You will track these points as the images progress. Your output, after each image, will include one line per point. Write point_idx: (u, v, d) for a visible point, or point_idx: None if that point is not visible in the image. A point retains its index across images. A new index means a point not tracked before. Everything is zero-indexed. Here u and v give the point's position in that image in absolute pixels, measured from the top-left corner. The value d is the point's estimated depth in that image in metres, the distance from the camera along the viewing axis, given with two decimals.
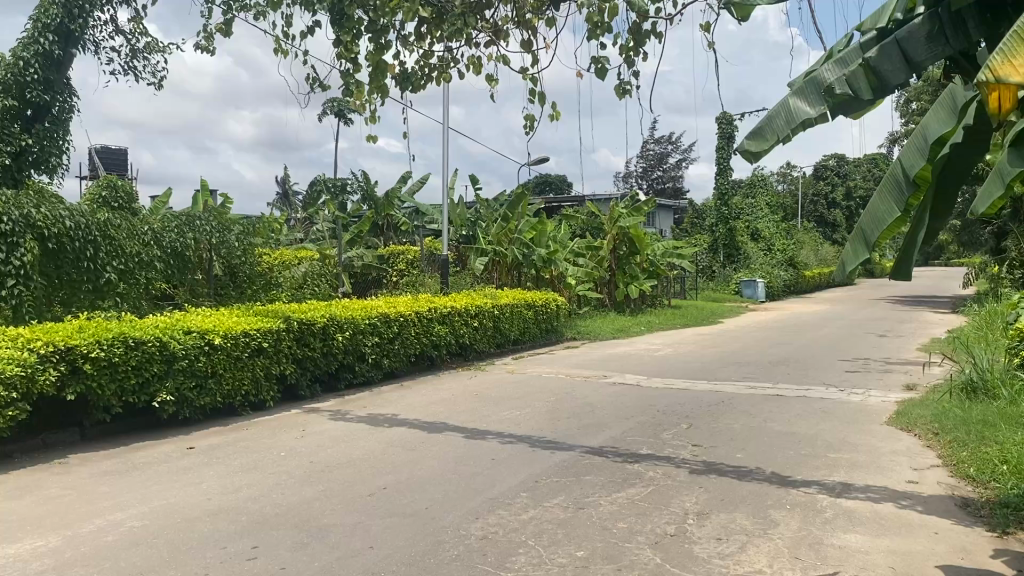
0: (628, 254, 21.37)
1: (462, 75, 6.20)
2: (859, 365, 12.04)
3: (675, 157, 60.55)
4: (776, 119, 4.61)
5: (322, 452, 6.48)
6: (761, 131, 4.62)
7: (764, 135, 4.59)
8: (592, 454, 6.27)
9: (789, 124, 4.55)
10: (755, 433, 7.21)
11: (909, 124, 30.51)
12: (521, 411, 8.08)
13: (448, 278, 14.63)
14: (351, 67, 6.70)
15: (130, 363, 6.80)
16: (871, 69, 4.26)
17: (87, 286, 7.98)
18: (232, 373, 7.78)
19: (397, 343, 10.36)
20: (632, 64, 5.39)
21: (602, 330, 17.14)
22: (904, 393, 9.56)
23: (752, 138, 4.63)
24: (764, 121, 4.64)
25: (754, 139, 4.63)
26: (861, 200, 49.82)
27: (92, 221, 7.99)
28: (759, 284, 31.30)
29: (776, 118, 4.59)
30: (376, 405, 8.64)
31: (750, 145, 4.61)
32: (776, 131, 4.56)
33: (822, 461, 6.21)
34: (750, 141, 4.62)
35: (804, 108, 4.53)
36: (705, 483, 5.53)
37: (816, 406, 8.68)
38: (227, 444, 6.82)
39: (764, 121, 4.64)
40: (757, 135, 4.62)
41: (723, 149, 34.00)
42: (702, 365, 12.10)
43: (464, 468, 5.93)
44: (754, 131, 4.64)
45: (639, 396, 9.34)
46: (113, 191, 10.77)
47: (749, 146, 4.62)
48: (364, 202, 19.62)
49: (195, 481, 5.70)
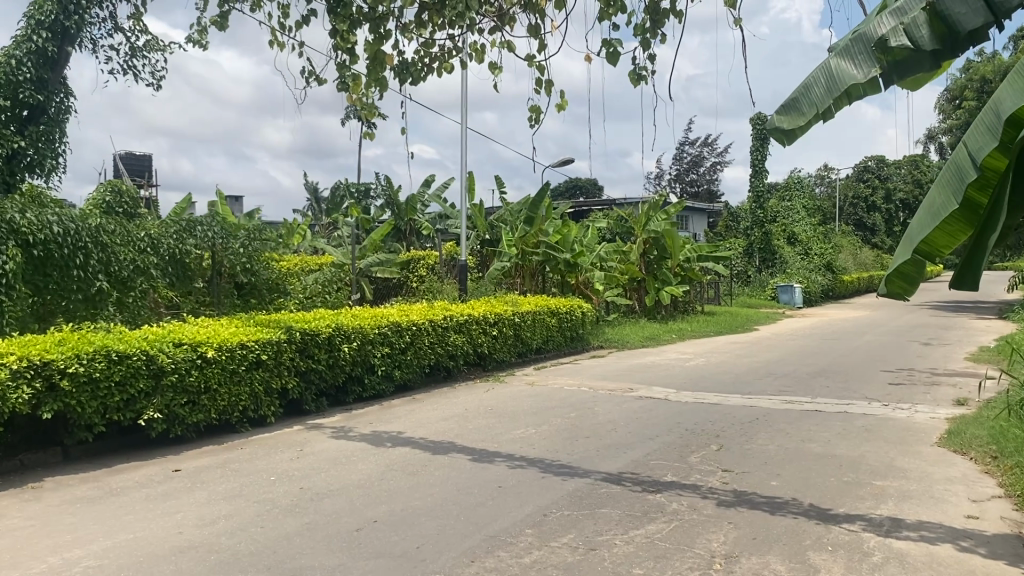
0: (658, 258, 20.76)
1: (464, 64, 5.78)
2: (903, 377, 11.29)
3: (709, 160, 59.58)
4: (813, 88, 4.23)
5: (316, 476, 5.96)
6: (795, 105, 4.28)
7: (799, 110, 4.25)
8: (609, 482, 5.67)
9: (827, 92, 4.15)
10: (792, 455, 6.56)
11: (950, 122, 29.44)
12: (537, 430, 7.50)
13: (468, 284, 14.14)
14: (347, 59, 6.39)
15: (113, 379, 6.34)
16: (937, 14, 3.82)
17: (78, 294, 7.58)
18: (227, 387, 7.30)
19: (409, 353, 9.83)
20: (648, 48, 4.87)
21: (630, 338, 16.52)
22: (955, 408, 8.82)
23: (786, 113, 4.31)
24: (801, 92, 4.27)
25: (788, 115, 4.30)
26: (901, 203, 48.51)
27: (82, 227, 7.57)
28: (795, 289, 30.41)
29: (813, 87, 4.20)
30: (384, 421, 8.12)
31: (783, 121, 4.29)
32: (815, 102, 4.19)
33: (868, 489, 5.55)
34: (783, 118, 4.31)
35: (849, 71, 4.09)
36: (734, 517, 4.91)
37: (858, 424, 7.99)
38: (216, 466, 6.34)
39: (799, 93, 4.29)
40: (791, 110, 4.28)
41: (757, 150, 33.18)
42: (734, 377, 11.43)
43: (467, 497, 5.38)
44: (790, 104, 4.30)
45: (665, 412, 8.71)
46: (117, 196, 10.43)
47: (783, 124, 4.31)
48: (386, 206, 19.23)
49: (172, 511, 5.21)
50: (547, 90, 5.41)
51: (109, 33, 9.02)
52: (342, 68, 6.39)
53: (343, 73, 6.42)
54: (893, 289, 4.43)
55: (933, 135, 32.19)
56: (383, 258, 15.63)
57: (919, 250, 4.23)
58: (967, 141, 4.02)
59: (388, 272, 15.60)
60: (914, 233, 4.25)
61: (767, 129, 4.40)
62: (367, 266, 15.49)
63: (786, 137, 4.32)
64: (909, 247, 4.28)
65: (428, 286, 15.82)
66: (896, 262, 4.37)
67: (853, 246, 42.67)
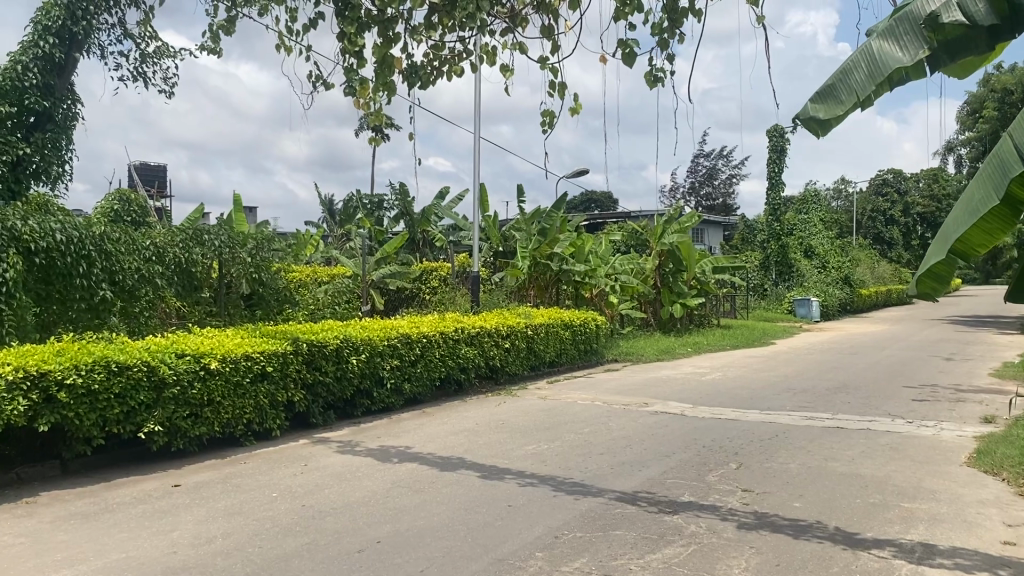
0: (674, 270, 20.51)
1: (475, 67, 5.57)
2: (927, 393, 10.98)
3: (725, 172, 59.28)
4: (852, 74, 4.17)
5: (319, 493, 5.75)
6: (833, 93, 4.20)
7: (836, 98, 4.16)
8: (624, 502, 5.42)
9: (869, 79, 4.10)
10: (816, 475, 6.29)
11: (971, 134, 29.03)
12: (549, 446, 7.26)
13: (480, 296, 13.94)
14: (355, 62, 6.22)
15: (112, 391, 6.17)
16: None
17: (81, 303, 7.42)
18: (231, 400, 7.12)
19: (420, 366, 9.62)
20: (666, 48, 4.66)
21: (645, 351, 16.25)
22: (982, 427, 8.52)
23: (823, 102, 4.21)
24: (837, 80, 4.21)
25: (825, 103, 4.21)
26: (919, 217, 48.02)
27: (86, 235, 7.42)
28: (813, 303, 30.04)
29: (854, 73, 4.14)
30: (392, 436, 7.90)
31: (821, 110, 4.18)
32: (856, 88, 4.13)
33: (896, 512, 5.28)
34: (820, 107, 4.21)
35: (894, 54, 4.09)
36: (756, 541, 4.65)
37: (882, 442, 7.70)
38: (218, 481, 6.13)
39: (835, 82, 4.21)
40: (829, 98, 4.19)
41: (774, 163, 32.87)
42: (753, 392, 11.14)
43: (475, 517, 5.15)
44: (826, 93, 4.22)
45: (681, 428, 8.45)
46: (125, 205, 10.35)
47: (819, 114, 4.20)
48: (399, 217, 19.11)
49: (167, 529, 5.01)
50: (561, 94, 5.20)
51: (118, 40, 8.93)
52: (349, 72, 6.25)
53: (351, 77, 6.27)
54: (923, 288, 4.24)
55: (951, 146, 31.82)
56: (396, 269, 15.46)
57: (953, 250, 3.95)
58: (1014, 133, 3.75)
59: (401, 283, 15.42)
60: (950, 231, 3.97)
61: (800, 120, 4.29)
62: (379, 277, 15.34)
63: (823, 127, 4.23)
64: (942, 246, 4.00)
65: (440, 297, 15.63)
66: (929, 261, 4.09)
67: (871, 259, 42.24)
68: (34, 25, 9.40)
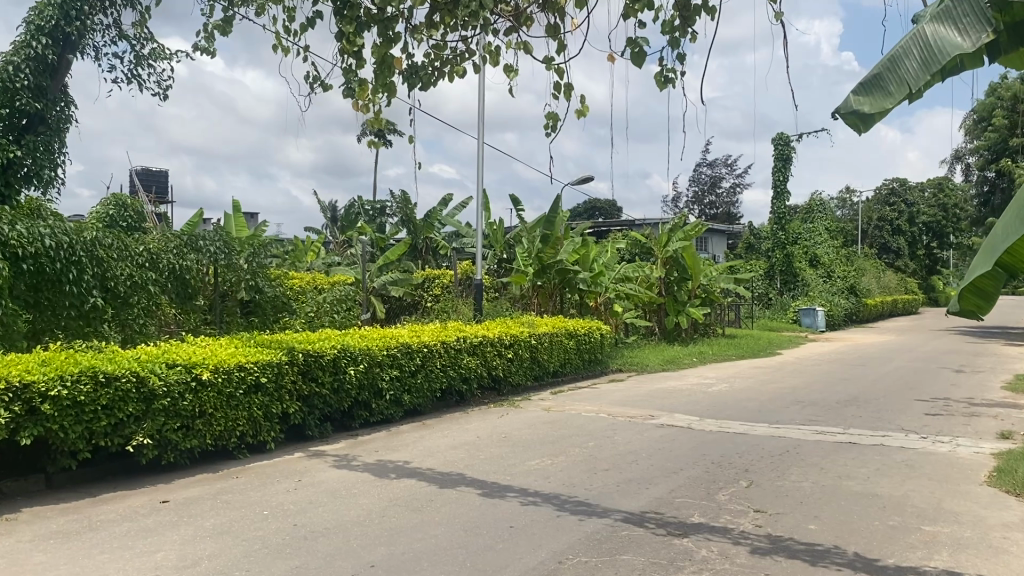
0: (679, 279, 20.26)
1: (478, 68, 5.36)
2: (940, 407, 10.71)
3: (729, 181, 59.03)
4: (902, 64, 3.91)
5: (313, 512, 5.50)
6: (879, 83, 3.93)
7: (885, 90, 3.89)
8: (631, 523, 5.18)
9: (922, 70, 3.86)
10: (831, 494, 6.03)
11: (978, 143, 28.79)
12: (552, 462, 7.01)
13: (482, 303, 13.72)
14: (353, 63, 6.00)
15: (99, 402, 5.93)
16: None
17: (70, 311, 7.19)
18: (224, 412, 6.88)
19: (420, 377, 9.38)
20: (677, 47, 4.43)
21: (650, 361, 16.00)
22: (999, 443, 8.26)
23: (868, 93, 3.94)
24: (884, 69, 3.94)
25: (870, 94, 3.94)
26: (925, 226, 47.71)
27: (76, 240, 7.19)
28: (818, 313, 29.75)
29: (904, 63, 3.89)
30: (390, 449, 7.66)
31: (868, 101, 3.90)
32: (905, 79, 3.88)
33: (918, 535, 5.03)
34: (865, 100, 3.92)
35: (950, 42, 3.84)
36: (771, 568, 4.40)
37: (897, 459, 7.45)
38: (208, 496, 5.89)
39: (882, 71, 3.94)
40: (875, 89, 3.92)
41: (780, 172, 32.62)
42: (761, 405, 10.88)
43: (475, 538, 4.91)
44: (871, 83, 3.95)
45: (689, 442, 8.20)
46: (121, 209, 10.14)
47: (864, 107, 3.92)
48: (401, 224, 18.90)
49: (151, 549, 4.76)
50: (567, 95, 4.96)
51: (113, 41, 8.73)
52: (348, 72, 6.06)
53: (350, 78, 6.07)
54: (967, 306, 4.07)
55: (958, 155, 31.58)
56: (398, 276, 15.23)
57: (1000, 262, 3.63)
58: None
59: (403, 291, 15.18)
60: (997, 241, 3.65)
61: (839, 112, 4.00)
62: (381, 285, 15.11)
63: (867, 121, 3.95)
64: (988, 258, 3.67)
65: (441, 306, 15.39)
66: (975, 271, 3.77)
67: (877, 269, 41.94)
68: (27, 25, 9.25)
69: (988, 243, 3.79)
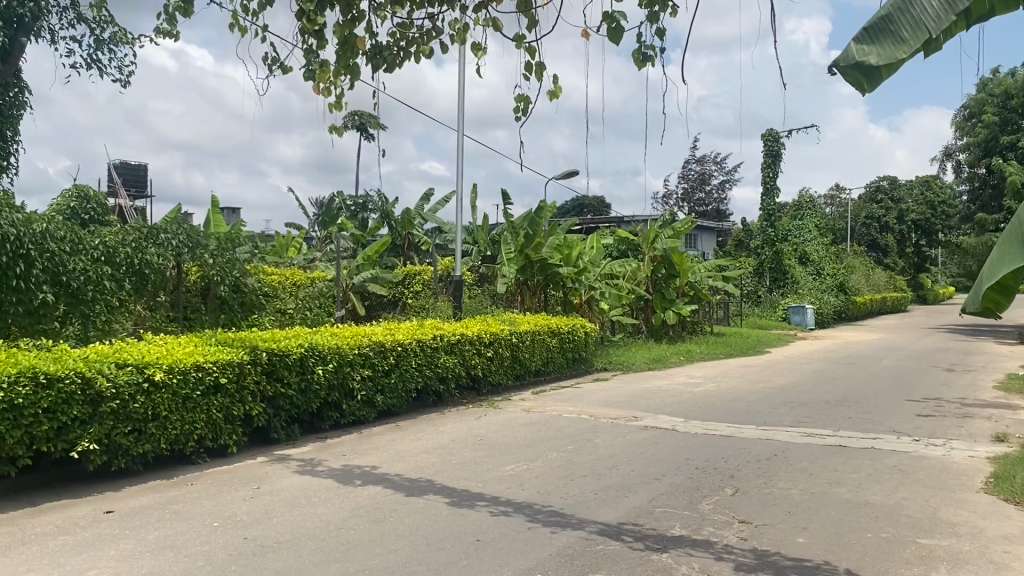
0: (667, 276, 19.93)
1: (445, 46, 4.97)
2: (932, 408, 10.41)
3: (718, 177, 58.77)
4: (911, 11, 3.56)
5: (267, 523, 5.12)
6: (886, 33, 3.56)
7: (895, 39, 3.53)
8: (606, 536, 4.82)
9: (935, 16, 3.54)
10: (820, 503, 5.69)
11: (967, 140, 28.57)
12: (528, 468, 6.65)
13: (463, 300, 13.36)
14: (314, 42, 5.57)
15: (39, 406, 5.54)
16: None
17: (17, 307, 6.78)
18: (180, 415, 6.49)
19: (393, 377, 9.00)
20: (657, 21, 4.06)
21: (636, 359, 15.69)
22: (994, 446, 7.95)
23: (874, 43, 3.55)
24: (889, 17, 3.58)
25: (875, 44, 3.56)
26: (913, 224, 47.43)
27: (25, 231, 6.77)
28: (807, 311, 29.49)
29: (914, 9, 3.55)
30: (358, 453, 7.28)
31: (876, 52, 3.52)
32: (916, 27, 3.53)
33: (914, 549, 4.69)
34: (871, 51, 3.54)
35: None
36: None
37: (890, 463, 7.12)
38: (156, 506, 5.49)
39: (888, 20, 3.57)
40: (882, 39, 3.55)
41: (770, 168, 32.31)
42: (749, 405, 10.55)
43: (437, 554, 4.54)
44: (875, 32, 3.58)
45: (673, 445, 7.85)
46: (83, 202, 9.70)
47: (870, 59, 3.54)
48: (383, 220, 18.54)
49: (84, 567, 4.37)
50: (538, 76, 4.59)
51: (70, 23, 8.34)
52: (309, 53, 5.64)
53: (310, 59, 5.66)
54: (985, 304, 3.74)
55: (949, 152, 31.33)
56: (379, 273, 14.85)
57: None
58: None
59: (383, 288, 14.81)
60: None
61: (837, 66, 3.61)
62: (360, 282, 14.73)
63: (871, 76, 3.57)
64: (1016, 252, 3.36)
65: (421, 302, 15.02)
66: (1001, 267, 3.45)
67: (866, 267, 41.74)
68: None
69: (1011, 234, 3.48)
